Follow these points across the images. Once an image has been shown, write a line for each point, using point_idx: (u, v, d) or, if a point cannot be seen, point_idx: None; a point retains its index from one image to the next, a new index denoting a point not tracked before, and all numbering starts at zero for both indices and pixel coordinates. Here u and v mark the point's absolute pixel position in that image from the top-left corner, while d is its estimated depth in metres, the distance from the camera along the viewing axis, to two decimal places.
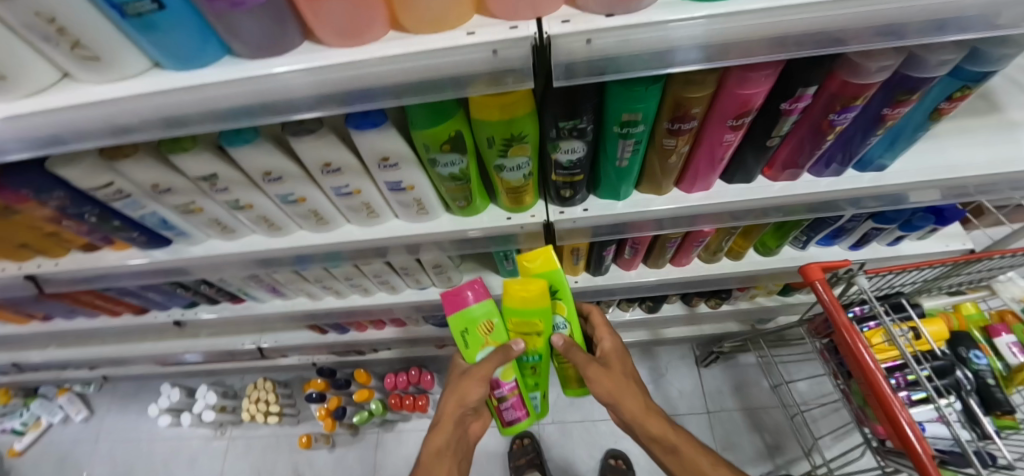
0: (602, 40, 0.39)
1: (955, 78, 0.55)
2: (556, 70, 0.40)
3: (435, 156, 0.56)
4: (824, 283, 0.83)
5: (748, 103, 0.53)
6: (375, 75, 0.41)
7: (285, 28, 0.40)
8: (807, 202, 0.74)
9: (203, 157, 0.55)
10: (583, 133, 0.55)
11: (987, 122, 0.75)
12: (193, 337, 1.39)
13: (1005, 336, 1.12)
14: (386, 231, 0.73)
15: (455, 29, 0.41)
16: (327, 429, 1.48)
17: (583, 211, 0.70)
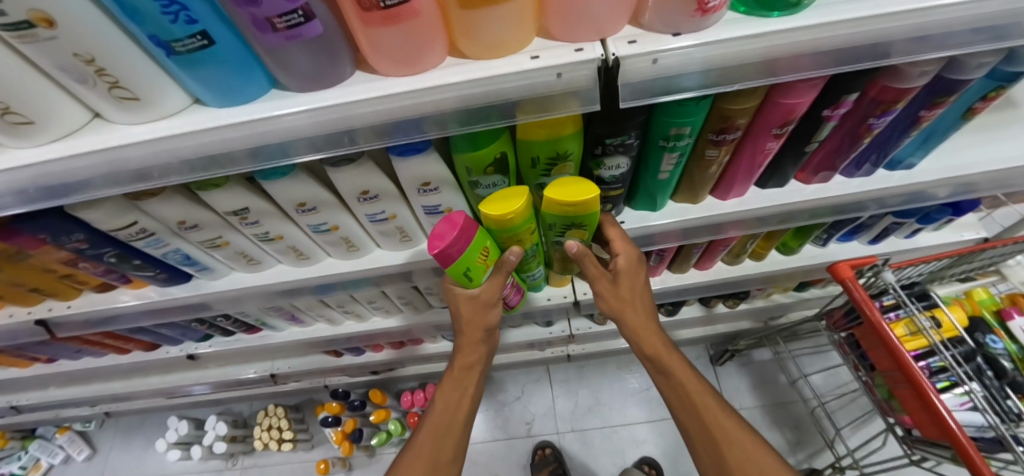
0: (669, 60, 0.39)
1: (992, 79, 0.55)
2: (624, 91, 0.40)
3: (477, 179, 0.55)
4: (855, 280, 0.82)
5: (794, 112, 0.52)
6: (436, 104, 0.40)
7: (338, 59, 0.39)
8: (838, 204, 0.74)
9: (235, 191, 0.53)
10: (628, 149, 0.54)
11: (1006, 116, 0.76)
12: (202, 368, 1.35)
13: (1018, 319, 1.12)
14: (418, 254, 0.71)
15: (515, 53, 0.39)
16: (345, 453, 1.45)
17: (619, 224, 0.69)
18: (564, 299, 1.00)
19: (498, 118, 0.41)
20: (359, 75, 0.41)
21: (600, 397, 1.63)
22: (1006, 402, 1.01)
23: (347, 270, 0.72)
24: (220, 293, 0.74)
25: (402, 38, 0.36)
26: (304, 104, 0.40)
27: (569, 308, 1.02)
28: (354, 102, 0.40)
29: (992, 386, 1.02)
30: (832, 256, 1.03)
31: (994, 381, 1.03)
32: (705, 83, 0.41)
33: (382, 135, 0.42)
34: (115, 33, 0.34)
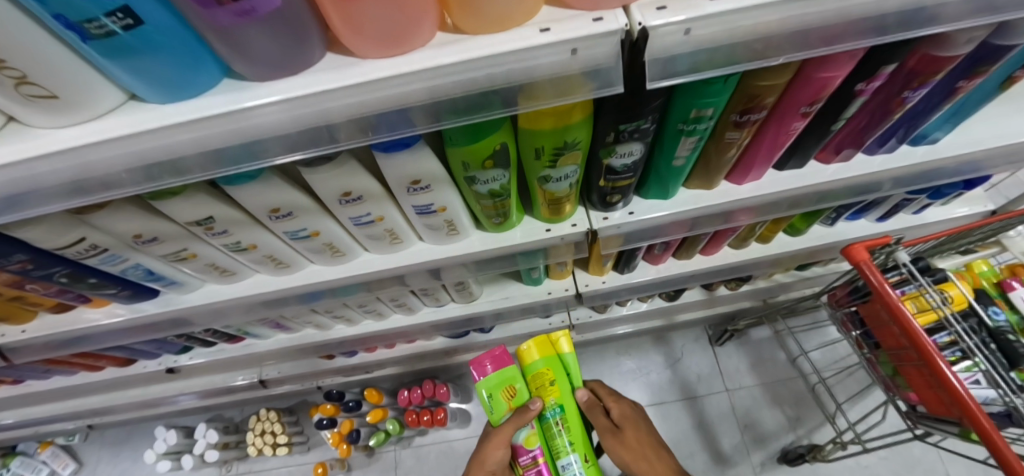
0: (704, 31, 0.33)
1: None
2: (652, 70, 0.34)
3: (474, 174, 0.49)
4: (869, 262, 0.78)
5: (828, 87, 0.47)
6: (431, 91, 0.33)
7: (305, 40, 0.32)
8: (858, 184, 0.70)
9: (196, 199, 0.46)
10: (643, 135, 0.48)
11: None
12: (186, 377, 1.28)
13: (1020, 290, 1.10)
14: (410, 256, 0.65)
15: (522, 25, 0.33)
16: (343, 455, 1.41)
17: (627, 215, 0.64)
18: (564, 293, 0.95)
19: (501, 106, 0.35)
20: (333, 59, 0.34)
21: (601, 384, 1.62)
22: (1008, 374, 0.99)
23: (333, 278, 0.66)
24: (194, 308, 0.67)
25: (385, 8, 0.29)
26: (267, 98, 0.33)
27: (570, 301, 0.97)
28: (328, 92, 0.33)
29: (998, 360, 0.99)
30: (839, 235, 1.00)
31: (998, 355, 1.00)
32: (741, 58, 0.35)
33: (366, 131, 0.36)
34: (10, 13, 0.26)
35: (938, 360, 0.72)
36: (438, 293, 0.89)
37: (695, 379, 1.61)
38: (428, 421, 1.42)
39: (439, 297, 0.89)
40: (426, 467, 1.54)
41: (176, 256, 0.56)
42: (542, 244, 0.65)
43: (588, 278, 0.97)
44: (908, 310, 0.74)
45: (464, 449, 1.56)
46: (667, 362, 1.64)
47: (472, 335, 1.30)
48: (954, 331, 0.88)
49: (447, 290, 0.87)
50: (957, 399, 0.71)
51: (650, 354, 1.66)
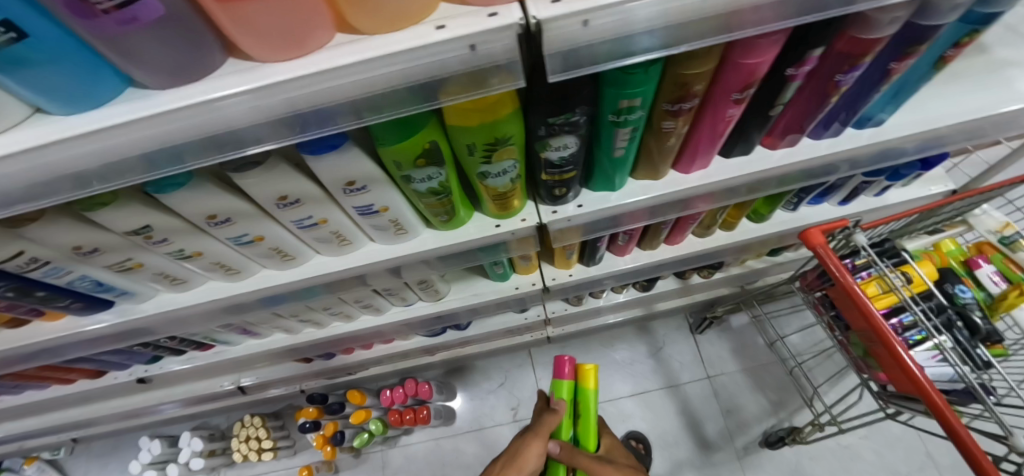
0: (603, 21, 0.33)
1: (964, 23, 0.51)
2: (551, 63, 0.34)
3: (409, 172, 0.49)
4: (825, 246, 0.79)
5: (754, 73, 0.47)
6: (333, 92, 0.33)
7: (203, 44, 0.32)
8: (807, 169, 0.71)
9: (129, 209, 0.47)
10: (575, 127, 0.48)
11: (974, 65, 0.73)
12: (165, 386, 1.28)
13: (985, 267, 1.15)
14: (362, 257, 0.65)
15: (421, 22, 0.33)
16: (328, 457, 1.41)
17: (577, 208, 0.64)
18: (531, 287, 0.96)
19: (410, 104, 0.35)
20: (238, 64, 0.34)
21: None
22: (975, 349, 1.03)
23: (288, 281, 0.66)
24: (151, 317, 0.67)
25: (271, 10, 0.29)
26: (172, 105, 0.33)
27: (538, 295, 0.98)
28: (234, 96, 0.33)
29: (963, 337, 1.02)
30: (803, 219, 1.01)
31: (964, 331, 1.03)
32: (647, 47, 0.35)
33: (278, 133, 0.36)
34: None
35: (892, 340, 0.73)
36: (405, 293, 0.89)
37: (678, 367, 1.62)
38: (412, 420, 1.42)
39: (406, 296, 0.89)
40: (414, 465, 1.55)
41: (122, 266, 0.56)
42: (493, 240, 0.65)
43: (554, 271, 0.98)
44: (862, 291, 0.75)
45: (451, 447, 1.57)
46: (650, 352, 1.65)
47: (451, 333, 1.30)
48: (914, 310, 0.90)
49: (413, 289, 0.88)
50: (913, 378, 0.72)
51: (633, 345, 1.67)
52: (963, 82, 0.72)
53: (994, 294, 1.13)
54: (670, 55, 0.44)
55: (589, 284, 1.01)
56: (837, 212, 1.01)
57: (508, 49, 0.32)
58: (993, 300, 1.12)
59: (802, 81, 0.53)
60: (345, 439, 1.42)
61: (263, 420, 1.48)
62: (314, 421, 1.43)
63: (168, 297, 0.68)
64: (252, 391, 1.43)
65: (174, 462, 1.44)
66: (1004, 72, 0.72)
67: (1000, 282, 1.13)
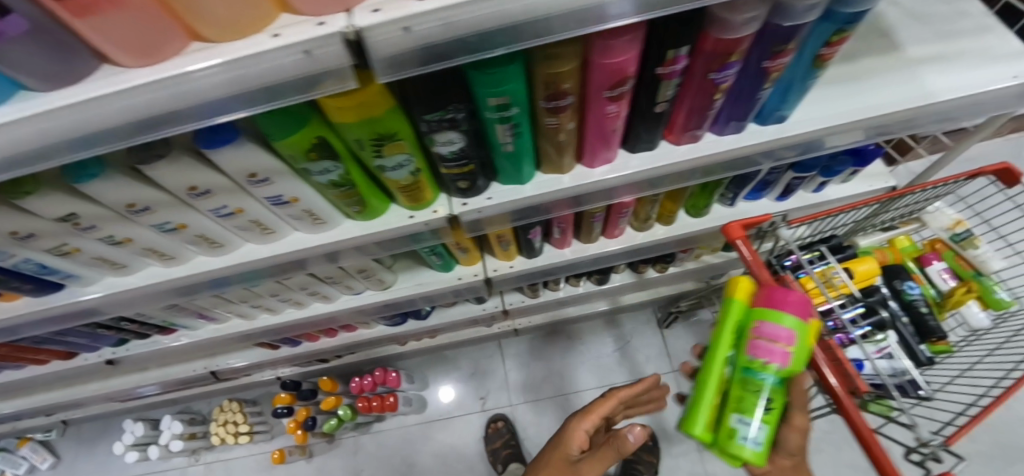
0: (422, 25, 0.36)
1: (830, 22, 0.53)
2: (379, 65, 0.37)
3: (306, 165, 0.54)
4: (745, 239, 0.81)
5: (621, 72, 0.51)
6: (193, 92, 0.38)
7: (73, 54, 0.37)
8: (717, 163, 0.74)
9: (52, 199, 0.52)
10: (455, 124, 0.52)
11: (884, 62, 0.76)
12: (143, 370, 1.35)
13: (937, 264, 1.15)
14: (288, 245, 0.71)
15: (263, 32, 0.37)
16: (300, 441, 1.47)
17: (487, 200, 0.69)
18: (474, 278, 1.00)
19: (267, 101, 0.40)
20: (111, 70, 0.39)
21: (553, 368, 1.68)
22: (918, 347, 1.03)
23: (225, 268, 0.71)
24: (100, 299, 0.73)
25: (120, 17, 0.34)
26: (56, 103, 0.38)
27: (481, 286, 1.03)
28: (108, 97, 0.38)
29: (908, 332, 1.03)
30: (742, 214, 1.03)
31: (909, 327, 1.05)
32: (474, 48, 0.39)
33: (152, 129, 0.41)
34: None
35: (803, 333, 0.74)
36: (349, 281, 0.95)
37: (644, 360, 1.65)
38: (380, 406, 1.48)
39: (350, 284, 0.95)
40: (385, 451, 1.61)
41: (61, 250, 0.62)
42: (409, 230, 0.70)
43: (497, 262, 1.03)
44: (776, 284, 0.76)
45: (421, 434, 1.62)
46: (617, 345, 1.68)
47: (412, 322, 1.36)
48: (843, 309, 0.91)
49: (356, 278, 0.94)
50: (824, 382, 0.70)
51: (601, 337, 1.70)
52: (872, 80, 0.75)
53: (943, 292, 1.12)
54: (532, 55, 0.48)
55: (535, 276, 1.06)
56: (775, 207, 1.04)
57: (338, 54, 0.36)
58: (942, 298, 1.11)
59: (679, 79, 0.56)
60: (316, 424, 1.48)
61: (241, 406, 1.55)
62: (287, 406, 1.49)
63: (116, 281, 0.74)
64: (228, 376, 1.50)
65: (155, 444, 1.51)
66: (913, 69, 0.75)
67: (949, 280, 1.13)
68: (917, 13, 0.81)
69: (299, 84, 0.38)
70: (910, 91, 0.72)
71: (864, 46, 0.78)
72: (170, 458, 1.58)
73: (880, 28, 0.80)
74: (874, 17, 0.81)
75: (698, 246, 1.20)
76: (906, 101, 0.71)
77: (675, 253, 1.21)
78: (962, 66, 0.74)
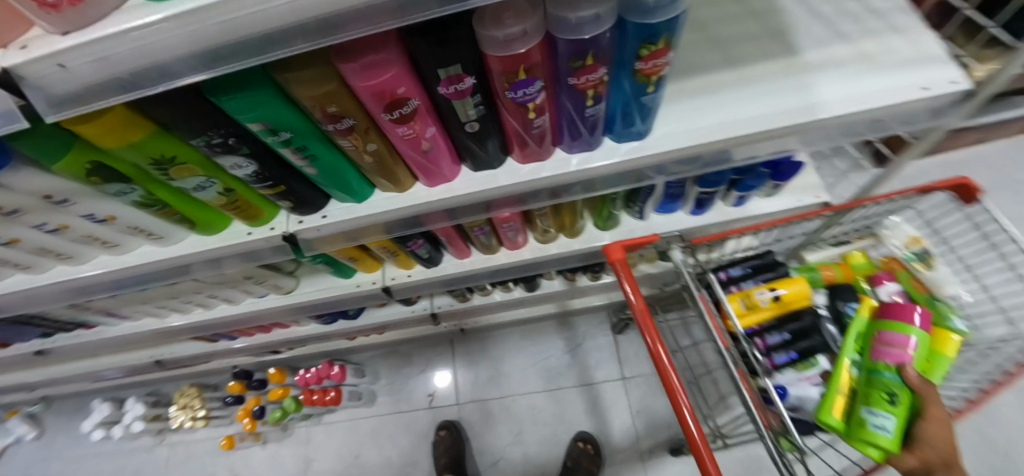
0: (76, 60, 0.34)
1: (627, 34, 0.48)
2: (38, 103, 0.36)
3: (97, 187, 0.55)
4: (621, 262, 0.81)
5: (386, 93, 0.47)
6: None
7: None
8: (578, 181, 0.70)
9: None
10: (231, 149, 0.52)
11: (773, 68, 0.69)
12: (99, 356, 1.43)
13: (890, 286, 1.00)
14: (137, 256, 0.75)
15: None
16: (248, 429, 1.52)
17: (322, 218, 0.71)
18: (372, 286, 1.05)
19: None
20: None
21: (502, 369, 1.67)
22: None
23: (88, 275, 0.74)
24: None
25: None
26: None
27: (379, 293, 1.07)
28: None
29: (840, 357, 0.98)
30: (652, 228, 1.01)
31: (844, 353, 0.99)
32: (155, 80, 0.37)
33: None
34: None
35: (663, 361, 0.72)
36: (246, 286, 1.02)
37: (593, 365, 1.62)
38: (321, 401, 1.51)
39: (248, 289, 1.02)
40: (335, 442, 1.65)
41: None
42: (246, 246, 0.72)
43: (395, 272, 1.08)
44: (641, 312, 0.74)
45: (369, 427, 1.66)
46: (568, 347, 1.66)
47: (342, 322, 1.39)
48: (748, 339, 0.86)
49: (251, 283, 1.00)
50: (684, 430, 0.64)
51: (553, 339, 1.68)
52: (753, 89, 0.68)
53: None
54: (281, 79, 0.45)
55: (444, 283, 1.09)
56: (689, 221, 1.00)
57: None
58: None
59: (473, 96, 0.52)
60: (266, 413, 1.54)
61: (199, 391, 1.63)
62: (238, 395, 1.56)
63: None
64: (185, 363, 1.57)
65: (120, 424, 1.60)
66: (800, 77, 0.67)
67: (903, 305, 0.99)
68: (823, 12, 0.73)
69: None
70: (793, 101, 0.65)
71: (756, 50, 0.71)
72: (137, 437, 1.68)
73: (776, 29, 0.73)
74: (770, 18, 0.73)
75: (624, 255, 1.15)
76: (784, 115, 0.64)
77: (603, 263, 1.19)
78: (857, 73, 0.66)
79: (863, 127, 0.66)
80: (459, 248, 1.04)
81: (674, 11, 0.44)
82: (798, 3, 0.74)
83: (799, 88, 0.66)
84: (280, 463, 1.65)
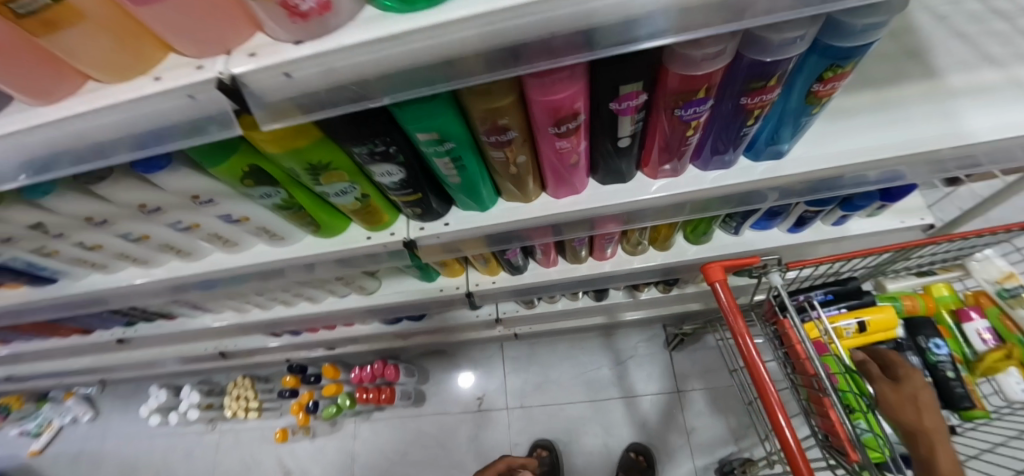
0: (313, 69, 0.36)
1: (820, 56, 0.46)
2: (263, 108, 0.37)
3: (246, 190, 0.56)
4: (723, 283, 0.74)
5: (563, 109, 0.46)
6: (89, 131, 0.39)
7: None
8: (700, 199, 0.69)
9: (17, 207, 0.55)
10: (388, 157, 0.52)
11: (910, 93, 0.66)
12: (162, 344, 1.45)
13: (976, 322, 0.94)
14: (249, 255, 0.76)
15: (146, 74, 0.38)
16: (301, 423, 1.54)
17: (444, 225, 0.72)
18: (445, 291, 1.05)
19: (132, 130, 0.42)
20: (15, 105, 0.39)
21: (550, 376, 1.65)
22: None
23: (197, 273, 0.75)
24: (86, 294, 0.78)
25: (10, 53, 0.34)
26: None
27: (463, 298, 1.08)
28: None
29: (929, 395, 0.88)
30: (745, 244, 0.96)
31: (931, 391, 0.89)
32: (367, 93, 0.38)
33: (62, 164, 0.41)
34: None
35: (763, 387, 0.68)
36: (329, 284, 1.05)
37: (643, 378, 1.59)
38: (374, 398, 1.51)
39: (331, 288, 1.05)
40: (380, 441, 1.66)
41: (40, 251, 0.66)
42: (365, 249, 0.74)
43: (478, 277, 1.08)
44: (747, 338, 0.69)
45: (414, 428, 1.66)
46: (618, 359, 1.63)
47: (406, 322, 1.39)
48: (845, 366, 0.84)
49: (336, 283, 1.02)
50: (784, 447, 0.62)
51: (601, 351, 1.65)
52: (892, 114, 0.65)
53: (978, 354, 0.93)
54: (462, 94, 0.45)
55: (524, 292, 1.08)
56: (785, 239, 0.95)
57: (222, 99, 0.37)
58: (974, 360, 0.93)
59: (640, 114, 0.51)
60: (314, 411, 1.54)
61: (252, 382, 1.65)
62: (292, 389, 1.56)
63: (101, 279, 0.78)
64: (241, 355, 1.59)
65: (175, 411, 1.63)
66: (945, 103, 0.64)
67: (988, 342, 0.92)
68: (962, 35, 0.70)
69: (195, 124, 0.39)
70: (937, 129, 0.62)
71: (893, 72, 0.68)
72: (189, 424, 1.71)
73: (913, 50, 0.69)
74: (909, 36, 0.69)
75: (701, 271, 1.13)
76: (928, 143, 0.61)
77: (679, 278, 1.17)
78: (1010, 103, 0.62)
79: (1008, 157, 0.63)
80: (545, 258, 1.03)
81: (876, 35, 0.42)
82: (937, 24, 0.71)
83: (944, 115, 0.63)
84: (325, 458, 1.66)
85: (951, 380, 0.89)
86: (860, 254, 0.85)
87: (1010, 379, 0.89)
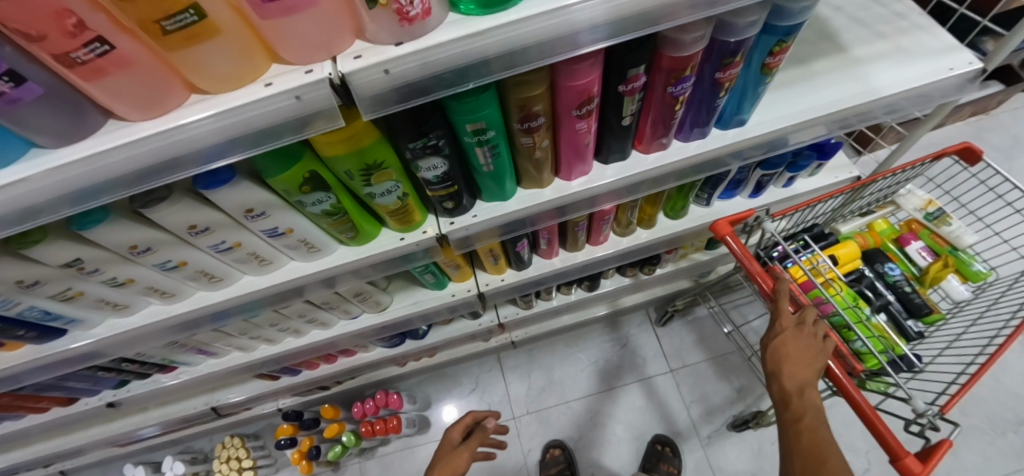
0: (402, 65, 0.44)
1: (772, 35, 0.59)
2: (364, 103, 0.45)
3: (300, 198, 0.59)
4: (733, 234, 0.90)
5: (587, 91, 0.56)
6: (200, 137, 0.43)
7: (83, 112, 0.41)
8: (687, 168, 0.80)
9: (60, 245, 0.55)
10: (437, 149, 0.57)
11: (832, 63, 0.83)
12: (144, 410, 1.36)
13: (914, 244, 1.14)
14: (284, 274, 0.75)
15: (254, 82, 0.44)
16: (304, 472, 1.44)
17: (472, 217, 0.76)
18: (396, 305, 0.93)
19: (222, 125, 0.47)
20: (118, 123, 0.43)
21: (552, 377, 1.71)
22: (906, 323, 1.02)
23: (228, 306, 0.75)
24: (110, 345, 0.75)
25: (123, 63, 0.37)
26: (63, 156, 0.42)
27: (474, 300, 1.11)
28: (110, 150, 0.42)
29: (897, 308, 1.04)
30: (717, 213, 1.09)
31: (897, 306, 1.05)
32: (438, 87, 0.46)
33: (165, 172, 0.45)
34: None
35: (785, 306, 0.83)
36: (346, 305, 1.01)
37: (641, 362, 1.68)
38: (382, 429, 1.45)
39: (347, 309, 1.01)
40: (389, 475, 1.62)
41: (63, 295, 0.64)
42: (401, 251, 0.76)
43: (488, 278, 1.12)
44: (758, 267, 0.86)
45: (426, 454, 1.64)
46: (614, 349, 1.72)
47: (412, 343, 1.40)
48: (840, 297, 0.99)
49: (352, 302, 1.00)
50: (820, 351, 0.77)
51: (597, 344, 1.74)
52: (821, 80, 0.81)
53: (922, 269, 1.12)
54: (505, 82, 0.53)
55: (531, 286, 1.15)
56: (749, 204, 1.10)
57: (325, 96, 0.43)
58: (921, 274, 1.11)
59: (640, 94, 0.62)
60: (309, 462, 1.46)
61: (242, 440, 1.54)
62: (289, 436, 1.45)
63: (122, 324, 0.76)
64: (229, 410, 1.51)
65: None
66: (858, 68, 0.81)
67: (927, 257, 1.13)
68: (857, 17, 0.89)
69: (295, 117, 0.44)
70: (856, 87, 0.78)
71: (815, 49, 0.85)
72: None
73: (824, 33, 0.88)
74: (819, 22, 0.88)
75: (680, 247, 1.25)
76: (854, 98, 0.77)
77: (660, 255, 1.29)
78: (902, 63, 0.80)
79: (913, 104, 0.80)
80: (546, 250, 1.09)
81: (809, 14, 0.56)
82: (835, 12, 0.90)
83: (859, 76, 0.80)
84: None
85: (910, 294, 1.06)
86: (813, 202, 0.97)
87: (952, 284, 1.07)
